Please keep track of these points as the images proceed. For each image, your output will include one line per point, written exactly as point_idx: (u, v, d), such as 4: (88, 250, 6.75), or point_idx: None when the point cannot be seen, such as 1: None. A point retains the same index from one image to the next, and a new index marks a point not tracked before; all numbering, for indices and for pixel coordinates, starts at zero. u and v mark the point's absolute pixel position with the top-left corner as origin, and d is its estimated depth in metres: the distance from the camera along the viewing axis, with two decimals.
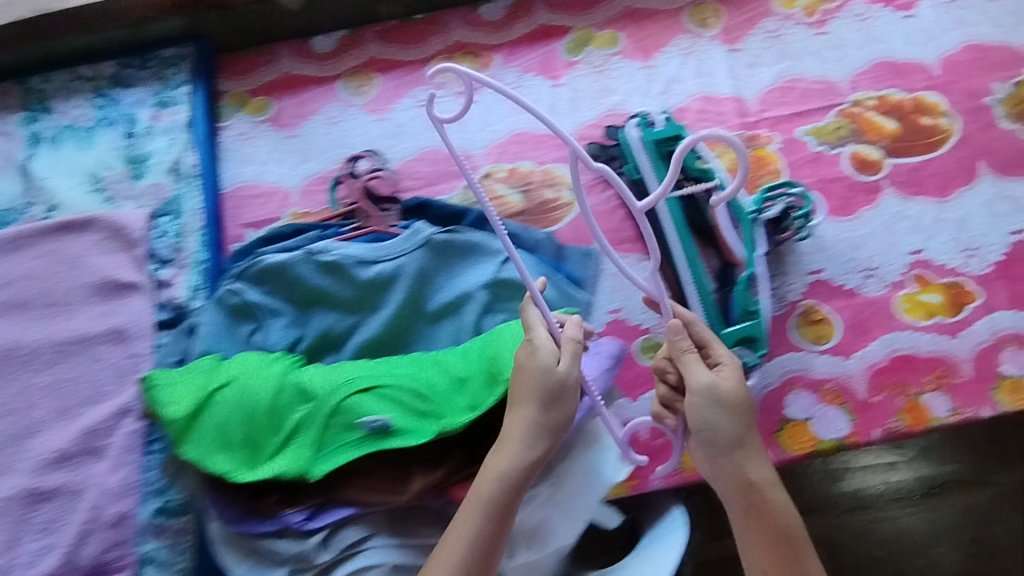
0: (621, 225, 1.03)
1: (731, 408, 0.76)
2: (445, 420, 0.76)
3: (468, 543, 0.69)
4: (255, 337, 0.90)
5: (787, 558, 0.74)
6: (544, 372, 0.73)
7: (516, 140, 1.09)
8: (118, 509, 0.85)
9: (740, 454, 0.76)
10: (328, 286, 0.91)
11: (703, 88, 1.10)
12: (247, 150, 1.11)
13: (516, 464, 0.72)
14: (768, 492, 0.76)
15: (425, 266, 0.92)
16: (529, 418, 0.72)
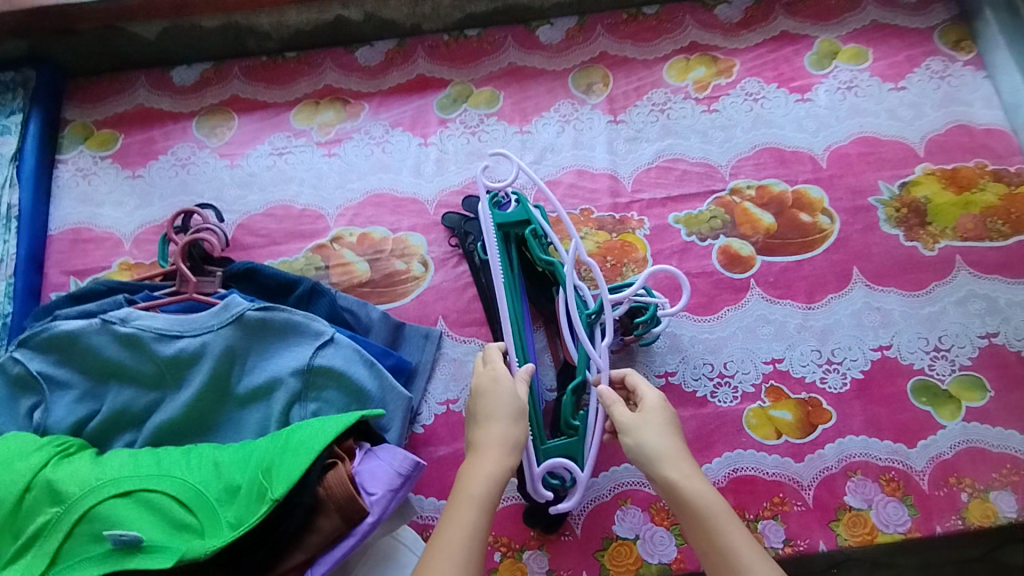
0: (469, 306, 0.96)
1: (639, 428, 0.72)
2: (199, 541, 0.68)
3: (454, 546, 0.62)
4: (35, 414, 0.81)
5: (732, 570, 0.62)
6: (507, 396, 0.74)
7: (373, 201, 1.02)
8: None
9: (659, 466, 0.69)
10: (124, 360, 0.83)
11: (578, 161, 1.03)
12: (86, 187, 1.03)
13: (472, 471, 0.68)
14: (687, 494, 0.66)
15: (234, 344, 0.84)
16: (496, 433, 0.71)
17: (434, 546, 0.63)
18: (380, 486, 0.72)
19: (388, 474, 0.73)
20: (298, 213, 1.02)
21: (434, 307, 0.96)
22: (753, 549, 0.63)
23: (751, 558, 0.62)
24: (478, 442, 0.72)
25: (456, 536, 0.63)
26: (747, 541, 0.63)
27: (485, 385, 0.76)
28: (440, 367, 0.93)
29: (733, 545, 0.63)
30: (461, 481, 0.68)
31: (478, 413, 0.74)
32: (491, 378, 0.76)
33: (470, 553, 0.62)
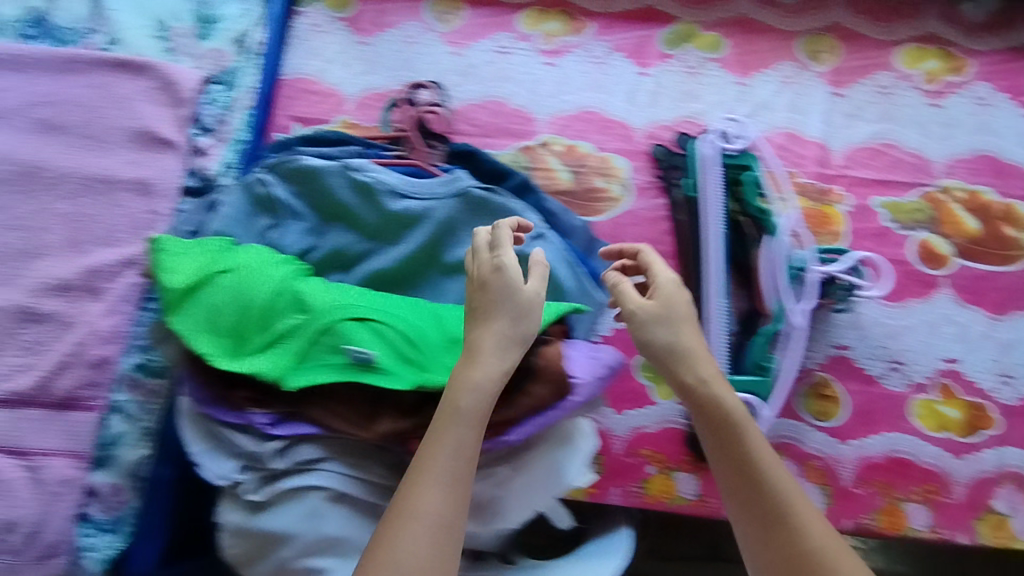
0: (661, 238, 0.99)
1: (507, 286, 0.70)
2: (427, 376, 0.75)
3: (441, 464, 0.60)
4: (270, 234, 0.89)
5: (756, 488, 0.62)
6: (505, 291, 0.70)
7: (583, 117, 1.04)
8: (101, 353, 0.89)
9: (679, 362, 0.68)
10: (353, 205, 0.90)
11: (791, 124, 1.03)
12: (317, 43, 1.07)
13: (461, 379, 0.65)
14: (709, 398, 0.66)
15: (454, 216, 0.90)
16: (488, 333, 0.68)
17: (417, 468, 0.60)
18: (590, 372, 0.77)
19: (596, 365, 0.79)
20: (510, 112, 1.05)
21: (628, 230, 0.99)
22: (771, 458, 0.63)
23: (780, 476, 0.62)
24: (472, 342, 0.68)
25: (443, 451, 0.61)
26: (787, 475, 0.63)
27: (485, 277, 0.71)
28: None
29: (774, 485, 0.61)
30: (451, 391, 0.64)
31: (477, 309, 0.70)
32: (491, 269, 0.71)
33: (456, 466, 0.60)
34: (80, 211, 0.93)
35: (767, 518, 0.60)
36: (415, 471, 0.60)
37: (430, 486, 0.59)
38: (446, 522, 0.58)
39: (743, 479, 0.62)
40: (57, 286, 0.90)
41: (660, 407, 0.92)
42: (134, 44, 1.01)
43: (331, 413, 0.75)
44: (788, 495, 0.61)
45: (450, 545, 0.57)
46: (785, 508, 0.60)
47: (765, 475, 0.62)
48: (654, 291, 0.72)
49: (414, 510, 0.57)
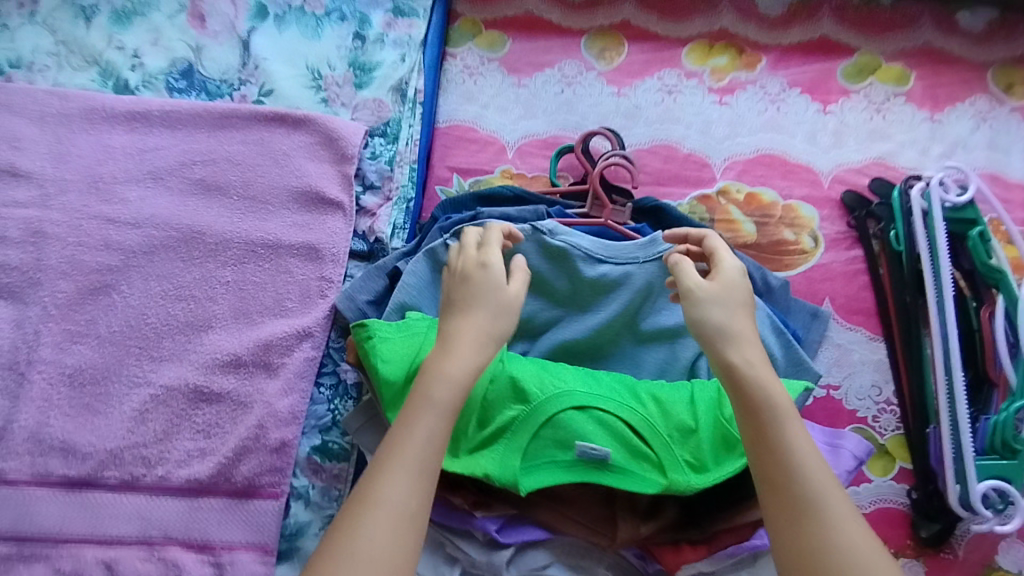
0: (859, 294, 0.91)
1: (708, 298, 0.65)
2: (672, 473, 0.68)
3: (408, 454, 0.57)
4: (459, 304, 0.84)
5: (787, 483, 0.55)
6: (491, 287, 0.66)
7: (763, 161, 0.97)
8: (281, 436, 0.82)
9: (727, 342, 0.63)
10: (543, 271, 0.84)
11: (992, 164, 0.95)
12: (472, 87, 1.01)
13: (437, 367, 0.62)
14: (754, 386, 0.60)
15: (654, 281, 0.83)
16: (473, 327, 0.64)
17: (384, 455, 0.57)
18: (838, 466, 0.71)
19: (839, 456, 0.72)
20: (684, 157, 0.97)
21: (821, 286, 0.92)
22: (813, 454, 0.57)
23: (811, 466, 0.56)
24: (448, 331, 0.65)
25: (416, 439, 0.58)
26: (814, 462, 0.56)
27: (471, 274, 0.68)
28: (823, 349, 0.89)
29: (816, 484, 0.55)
30: (422, 382, 0.61)
31: (463, 300, 0.66)
32: (479, 265, 0.68)
33: (433, 458, 0.57)
34: (246, 279, 0.88)
35: (796, 517, 0.54)
36: (380, 460, 0.57)
37: (401, 475, 0.56)
38: (413, 509, 0.55)
39: (782, 487, 0.56)
40: (229, 362, 0.84)
41: (874, 484, 0.84)
42: (288, 95, 0.96)
43: (562, 515, 0.70)
44: (822, 492, 0.55)
45: (410, 537, 0.54)
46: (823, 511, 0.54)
47: (805, 471, 0.56)
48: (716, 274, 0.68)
49: (383, 500, 0.54)
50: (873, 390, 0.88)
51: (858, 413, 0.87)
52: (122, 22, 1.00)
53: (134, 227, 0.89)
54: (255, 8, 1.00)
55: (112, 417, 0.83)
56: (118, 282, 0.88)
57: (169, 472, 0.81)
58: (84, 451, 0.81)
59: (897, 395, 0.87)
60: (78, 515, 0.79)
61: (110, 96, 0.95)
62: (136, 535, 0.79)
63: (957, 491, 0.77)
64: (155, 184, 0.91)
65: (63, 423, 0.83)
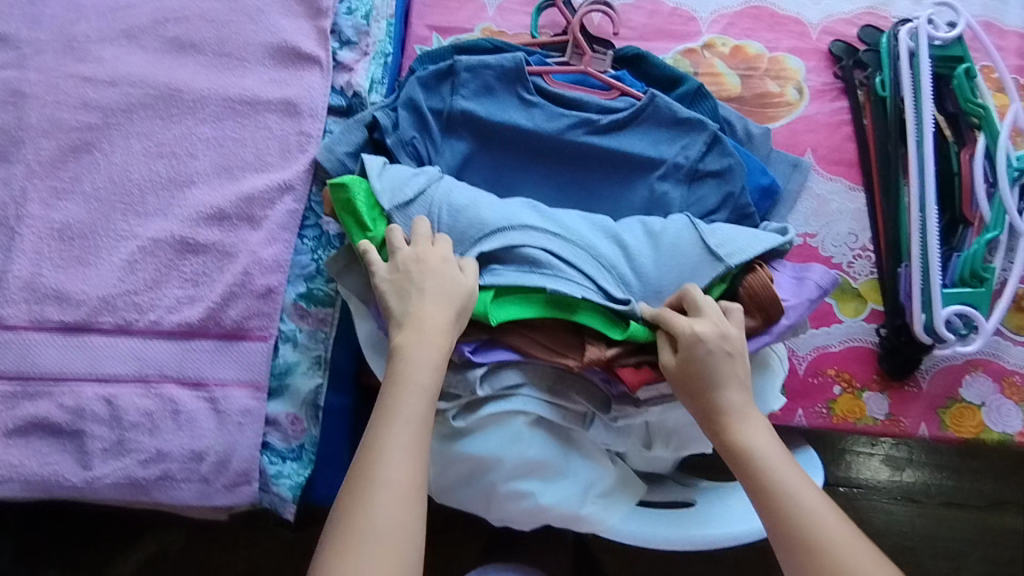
0: (842, 145, 0.90)
1: (683, 384, 0.67)
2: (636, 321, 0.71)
3: (399, 431, 0.63)
4: (408, 191, 0.76)
5: (792, 527, 0.60)
6: (438, 274, 0.69)
7: (751, 14, 0.94)
8: (267, 283, 0.84)
9: (714, 425, 0.66)
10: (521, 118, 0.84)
11: (986, 13, 0.92)
12: None
13: (412, 357, 0.65)
14: (735, 450, 0.65)
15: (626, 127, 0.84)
16: (433, 312, 0.67)
17: (377, 442, 0.62)
18: (800, 295, 0.73)
19: (803, 286, 0.73)
20: (669, 12, 0.95)
21: (804, 137, 0.90)
22: (810, 490, 0.62)
23: (813, 506, 0.61)
24: (409, 313, 0.68)
25: (399, 424, 0.63)
26: (808, 496, 0.62)
27: (422, 269, 0.69)
28: (803, 198, 0.89)
29: (808, 522, 0.60)
30: (402, 367, 0.65)
31: (421, 288, 0.68)
32: (437, 257, 0.70)
33: (421, 438, 0.63)
34: (226, 136, 0.88)
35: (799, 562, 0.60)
36: (369, 447, 0.62)
37: (393, 457, 0.61)
38: (412, 487, 0.61)
39: (792, 546, 0.60)
40: (212, 215, 0.86)
41: (845, 325, 0.86)
42: None
43: (533, 341, 0.72)
44: (823, 527, 0.60)
45: (412, 511, 0.60)
46: (825, 546, 0.59)
47: (802, 509, 0.61)
48: (688, 352, 0.66)
49: (380, 480, 0.60)
50: (850, 237, 0.88)
51: (834, 259, 0.87)
52: None
53: (111, 85, 0.89)
54: None
55: (103, 268, 0.85)
56: (99, 140, 0.88)
57: (161, 317, 0.83)
58: (77, 298, 0.84)
59: (874, 240, 0.87)
60: (76, 357, 0.83)
61: None
62: (132, 374, 0.82)
63: (923, 319, 0.77)
64: (129, 43, 0.91)
65: (55, 273, 0.85)
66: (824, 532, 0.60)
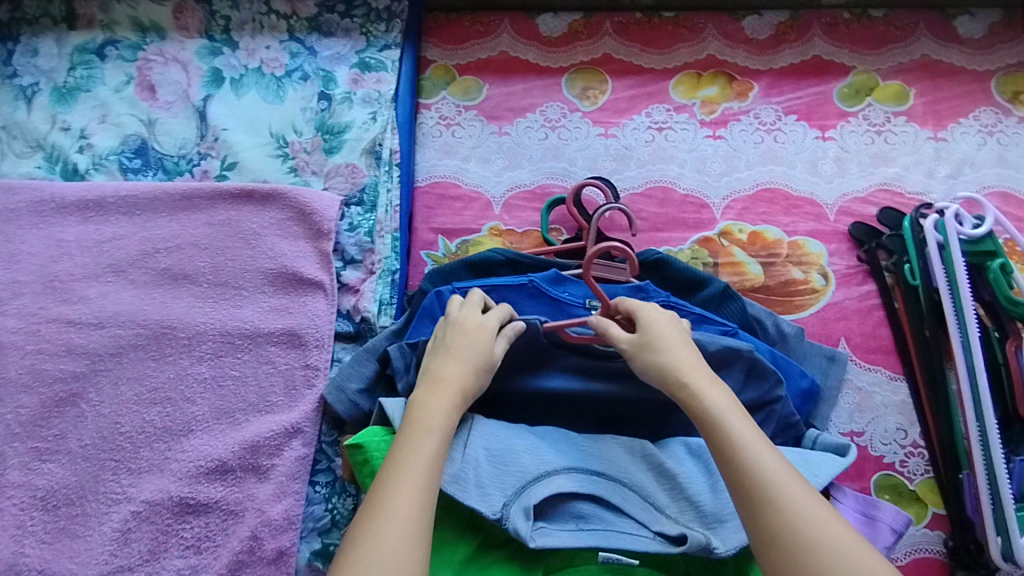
0: (876, 331, 0.86)
1: (636, 352, 0.67)
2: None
3: (409, 475, 0.56)
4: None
5: (746, 475, 0.55)
6: (464, 336, 0.69)
7: (765, 196, 0.92)
8: (277, 545, 0.75)
9: (665, 380, 0.64)
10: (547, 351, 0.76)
11: (1002, 181, 0.91)
12: (450, 139, 0.95)
13: (429, 404, 0.63)
14: (694, 405, 0.61)
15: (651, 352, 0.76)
16: (457, 373, 0.66)
17: (386, 476, 0.56)
18: (876, 542, 0.67)
19: (876, 527, 0.68)
20: (681, 199, 0.92)
21: (836, 325, 0.87)
22: (759, 436, 0.58)
23: (768, 463, 0.55)
24: (434, 372, 0.67)
25: (415, 463, 0.57)
26: (756, 437, 0.58)
27: (460, 331, 0.70)
28: (843, 393, 0.85)
29: (761, 463, 0.55)
30: (418, 415, 0.62)
31: (450, 352, 0.68)
32: (475, 322, 0.70)
33: (432, 478, 0.56)
34: (225, 374, 0.81)
35: (755, 508, 0.54)
36: (380, 485, 0.55)
37: (402, 495, 0.54)
38: (419, 532, 0.53)
39: (751, 497, 0.54)
40: (213, 468, 0.78)
41: (909, 533, 0.79)
42: (254, 167, 0.89)
43: None
44: (771, 476, 0.54)
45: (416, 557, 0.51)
46: (771, 493, 0.53)
47: (754, 457, 0.56)
48: (643, 321, 0.69)
49: (387, 517, 0.53)
50: (898, 434, 0.83)
51: (886, 459, 0.82)
52: (66, 100, 0.92)
53: (98, 327, 0.83)
54: (209, 73, 0.93)
55: (91, 540, 0.76)
56: (86, 389, 0.81)
57: None
58: None
59: (925, 436, 0.82)
60: None
61: (59, 183, 0.88)
62: None
63: (999, 543, 0.72)
64: (116, 278, 0.85)
65: (41, 551, 0.75)
66: (768, 473, 0.55)
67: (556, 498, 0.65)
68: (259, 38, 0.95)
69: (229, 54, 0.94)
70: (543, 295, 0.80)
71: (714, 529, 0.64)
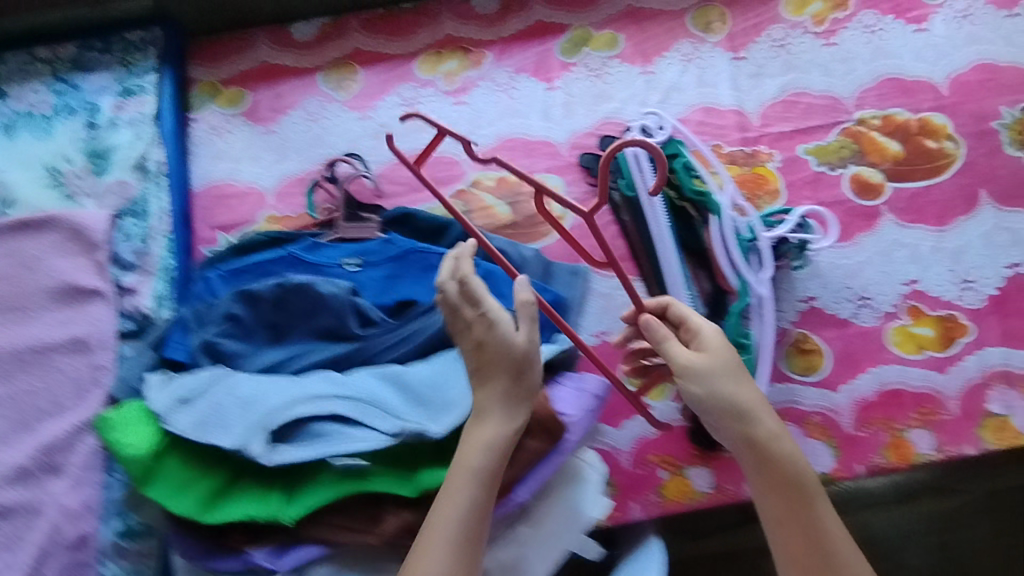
0: (612, 243, 0.99)
1: (692, 378, 0.72)
2: (427, 470, 0.72)
3: (449, 523, 0.63)
4: (183, 392, 0.75)
5: (795, 524, 0.67)
6: (501, 345, 0.68)
7: (506, 146, 1.04)
8: (81, 530, 0.82)
9: (741, 417, 0.70)
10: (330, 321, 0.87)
11: (704, 99, 1.05)
12: (221, 145, 1.05)
13: (473, 439, 0.68)
14: (781, 454, 0.69)
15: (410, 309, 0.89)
16: (491, 392, 0.69)
17: (429, 525, 0.64)
18: (580, 407, 0.78)
19: (584, 396, 0.78)
20: (433, 161, 1.04)
21: (578, 245, 0.99)
22: (824, 497, 0.69)
23: (828, 518, 0.67)
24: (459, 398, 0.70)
25: (454, 506, 0.64)
26: (820, 492, 0.69)
27: (474, 335, 0.69)
28: (590, 301, 0.96)
29: (821, 518, 0.67)
30: (461, 453, 0.67)
31: (478, 367, 0.69)
32: (481, 321, 0.68)
33: (467, 525, 0.64)
34: (17, 388, 0.88)
35: (816, 557, 0.66)
36: (424, 538, 0.64)
37: (435, 549, 0.62)
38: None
39: (812, 553, 0.66)
40: (10, 474, 0.83)
41: (656, 409, 0.92)
42: (32, 200, 0.97)
43: (335, 527, 0.71)
44: (829, 529, 0.67)
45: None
46: (824, 538, 0.66)
47: (817, 517, 0.67)
48: (700, 345, 0.74)
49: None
50: None
51: None
52: None
53: None
54: None
55: None
56: None
57: None
58: None
59: None
60: None
61: None
62: None
63: None
64: None
65: None
66: (833, 538, 0.66)
67: (300, 423, 0.75)
68: (27, 83, 1.03)
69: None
70: (301, 263, 0.90)
71: (438, 419, 0.75)
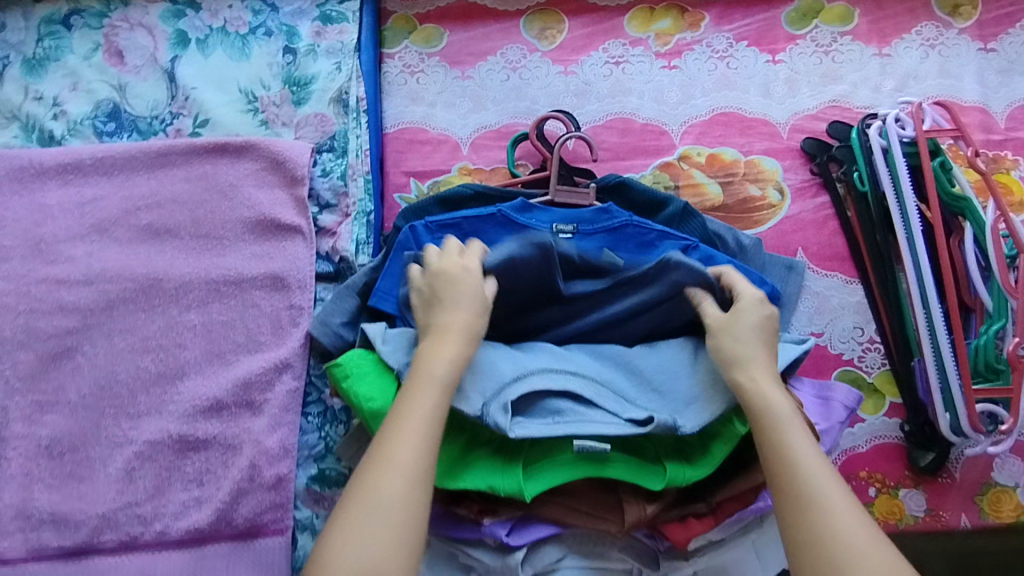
0: (832, 239, 0.91)
1: (724, 332, 0.69)
2: (671, 464, 0.68)
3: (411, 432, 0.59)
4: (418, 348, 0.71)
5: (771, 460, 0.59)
6: (462, 282, 0.71)
7: (720, 120, 0.96)
8: (276, 472, 0.79)
9: (735, 363, 0.66)
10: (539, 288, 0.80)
11: (945, 90, 0.95)
12: (415, 86, 0.99)
13: (431, 356, 0.65)
14: (756, 396, 0.63)
15: None
16: (461, 319, 0.68)
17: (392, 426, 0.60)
18: (830, 418, 0.72)
19: (831, 406, 0.73)
20: (641, 128, 0.96)
21: (793, 237, 0.92)
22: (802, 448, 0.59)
23: (804, 455, 0.58)
24: (437, 326, 0.68)
25: (410, 421, 0.60)
26: (804, 437, 0.60)
27: (447, 279, 0.71)
28: (802, 299, 0.90)
29: (795, 453, 0.59)
30: (426, 361, 0.64)
31: (443, 300, 0.70)
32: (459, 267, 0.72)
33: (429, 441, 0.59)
34: (213, 319, 0.84)
35: (799, 503, 0.56)
36: (380, 440, 0.59)
37: (399, 459, 0.57)
38: (416, 490, 0.57)
39: (799, 501, 0.56)
40: (209, 406, 0.80)
41: (867, 423, 0.85)
42: (226, 123, 0.92)
43: (570, 510, 0.69)
44: (816, 475, 0.57)
45: (411, 516, 0.56)
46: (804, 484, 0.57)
47: (797, 460, 0.58)
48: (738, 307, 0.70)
49: (383, 482, 0.56)
50: (856, 331, 0.88)
51: (845, 356, 0.87)
52: (37, 71, 0.95)
53: (87, 283, 0.85)
54: (174, 36, 0.97)
55: (97, 481, 0.78)
56: (80, 343, 0.83)
57: (168, 526, 0.77)
58: (77, 519, 0.77)
59: (881, 333, 0.87)
60: None
61: (37, 150, 0.90)
62: None
63: (948, 418, 0.78)
64: (100, 237, 0.87)
65: (49, 495, 0.78)
66: (818, 485, 0.56)
67: (533, 397, 0.70)
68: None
69: (192, 16, 0.97)
70: (511, 224, 0.85)
71: (683, 413, 0.69)
